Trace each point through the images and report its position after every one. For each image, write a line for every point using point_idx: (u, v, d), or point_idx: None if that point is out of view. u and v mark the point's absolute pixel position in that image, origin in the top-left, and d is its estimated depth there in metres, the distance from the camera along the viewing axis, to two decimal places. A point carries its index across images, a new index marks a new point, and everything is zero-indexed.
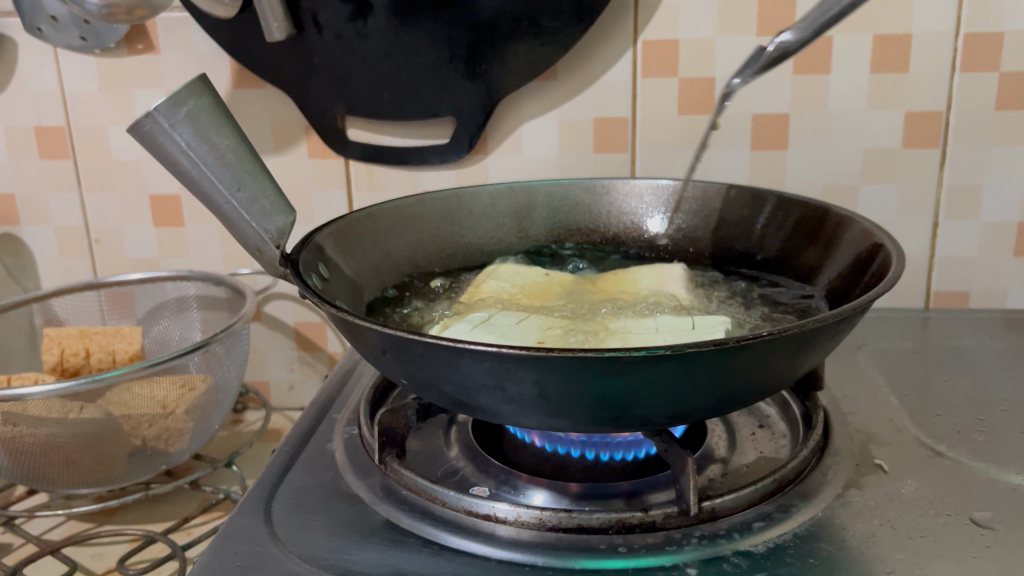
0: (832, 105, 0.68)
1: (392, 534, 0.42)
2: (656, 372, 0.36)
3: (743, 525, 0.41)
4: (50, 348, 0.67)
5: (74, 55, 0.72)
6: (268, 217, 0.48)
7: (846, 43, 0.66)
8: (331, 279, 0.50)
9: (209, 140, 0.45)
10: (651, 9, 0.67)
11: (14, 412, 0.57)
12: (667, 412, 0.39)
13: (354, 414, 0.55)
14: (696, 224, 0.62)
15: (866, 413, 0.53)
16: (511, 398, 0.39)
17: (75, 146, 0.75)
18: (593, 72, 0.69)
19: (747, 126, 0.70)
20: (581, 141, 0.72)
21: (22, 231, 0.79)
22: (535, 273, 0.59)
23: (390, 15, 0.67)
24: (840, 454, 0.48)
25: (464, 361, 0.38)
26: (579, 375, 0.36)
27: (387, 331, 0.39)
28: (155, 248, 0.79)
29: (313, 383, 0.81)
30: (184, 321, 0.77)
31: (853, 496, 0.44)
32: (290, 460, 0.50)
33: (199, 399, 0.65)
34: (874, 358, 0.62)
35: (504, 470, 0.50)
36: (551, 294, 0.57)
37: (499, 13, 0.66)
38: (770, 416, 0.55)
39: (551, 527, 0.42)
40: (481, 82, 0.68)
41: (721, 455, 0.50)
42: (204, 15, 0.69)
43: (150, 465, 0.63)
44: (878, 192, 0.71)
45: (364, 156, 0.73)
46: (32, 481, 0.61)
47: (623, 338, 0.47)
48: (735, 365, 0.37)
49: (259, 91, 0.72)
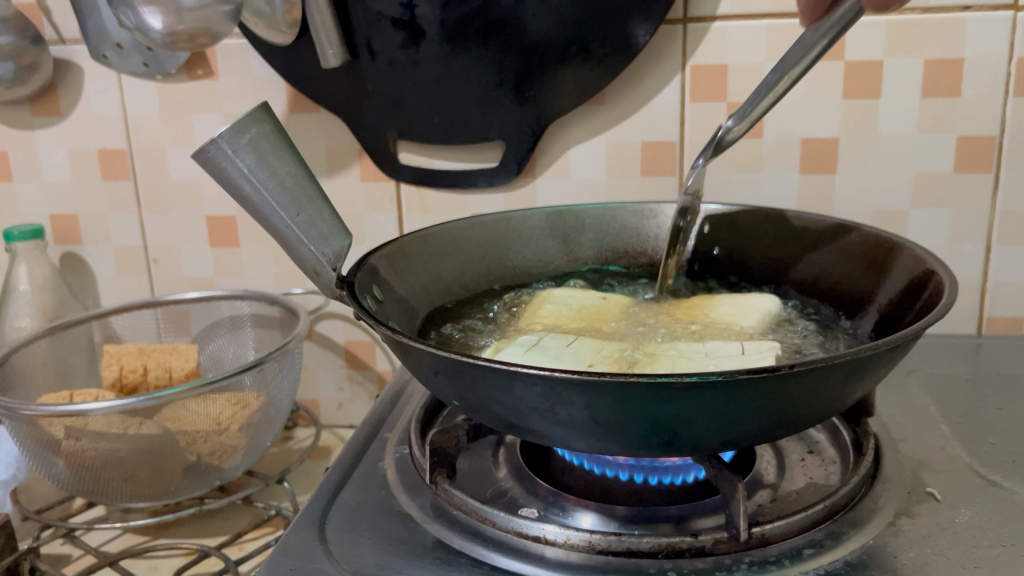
0: (882, 129, 0.68)
1: (442, 554, 0.43)
2: (706, 399, 0.37)
3: (794, 552, 0.41)
4: (109, 365, 0.69)
5: (137, 81, 0.75)
6: (325, 241, 0.49)
7: (897, 68, 0.66)
8: (384, 301, 0.51)
9: (271, 166, 0.47)
10: (700, 33, 0.67)
11: (77, 426, 0.59)
12: (717, 438, 0.40)
13: (405, 433, 0.56)
14: (745, 249, 0.62)
15: (918, 440, 0.53)
16: (562, 421, 0.39)
17: (136, 168, 0.78)
18: (641, 96, 0.70)
19: (795, 149, 0.69)
20: (629, 165, 0.72)
21: (84, 250, 0.81)
22: (591, 297, 0.59)
23: (442, 42, 0.68)
24: (891, 482, 0.47)
25: (516, 384, 0.38)
26: (631, 401, 0.37)
27: (441, 354, 0.40)
28: (211, 268, 0.81)
29: (361, 402, 0.82)
30: (238, 339, 0.79)
31: (905, 524, 0.43)
32: (342, 478, 0.51)
33: (252, 417, 0.66)
34: (925, 384, 0.62)
35: (552, 492, 0.50)
36: (600, 318, 0.57)
37: (547, 40, 0.67)
38: (819, 442, 0.54)
39: (601, 550, 0.42)
40: (531, 106, 0.70)
41: (770, 481, 0.50)
42: (262, 42, 0.71)
43: (205, 480, 0.65)
44: (929, 217, 0.70)
45: (415, 180, 0.74)
46: (91, 494, 0.63)
47: (673, 362, 0.48)
48: (786, 391, 0.37)
49: (313, 115, 0.74)
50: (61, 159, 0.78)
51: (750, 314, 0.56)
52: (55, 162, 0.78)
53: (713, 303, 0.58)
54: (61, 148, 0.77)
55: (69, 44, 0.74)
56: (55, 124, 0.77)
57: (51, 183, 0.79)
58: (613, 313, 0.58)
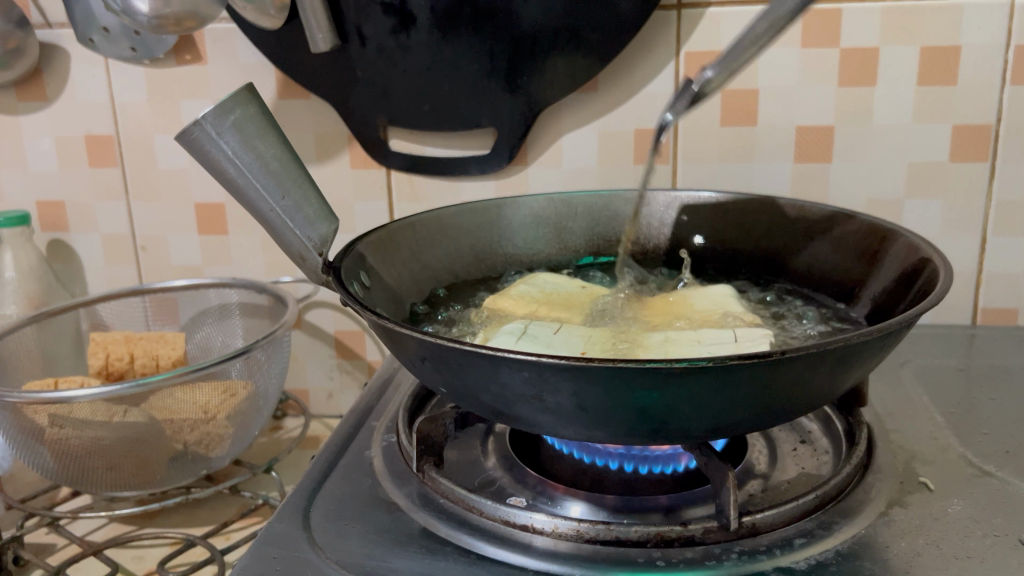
0: (877, 117, 0.67)
1: (429, 543, 0.43)
2: (694, 386, 0.36)
3: (784, 542, 0.41)
4: (95, 353, 0.68)
5: (124, 66, 0.74)
6: (312, 225, 0.48)
7: (893, 56, 0.66)
8: (371, 287, 0.50)
9: (256, 148, 0.46)
10: (694, 21, 0.67)
11: (61, 414, 0.58)
12: (707, 426, 0.39)
13: (393, 422, 0.55)
14: (738, 237, 0.61)
15: (911, 430, 0.52)
16: (549, 408, 0.39)
17: (123, 155, 0.77)
18: (634, 84, 0.69)
19: (790, 138, 0.69)
20: (622, 153, 0.71)
21: (71, 238, 0.80)
22: (570, 285, 0.59)
23: (433, 28, 0.67)
24: (883, 471, 0.47)
25: (503, 370, 0.38)
26: (618, 387, 0.36)
27: (427, 340, 0.39)
28: (199, 256, 0.80)
29: (351, 391, 0.82)
30: (227, 328, 0.78)
31: (897, 514, 0.43)
32: (329, 466, 0.50)
33: (240, 405, 0.65)
34: (919, 374, 0.61)
35: (541, 481, 0.50)
36: (576, 305, 0.57)
37: (538, 26, 0.66)
38: (811, 432, 0.54)
39: (589, 539, 0.41)
40: (523, 94, 0.69)
41: (761, 470, 0.49)
42: (251, 26, 0.70)
43: (192, 469, 0.64)
44: (924, 206, 0.70)
45: (406, 167, 0.73)
46: (76, 483, 0.62)
47: (665, 348, 0.47)
48: (776, 379, 0.37)
49: (303, 102, 0.73)
50: (47, 145, 0.77)
51: (736, 301, 0.56)
52: (41, 149, 0.77)
53: (699, 294, 0.57)
54: (47, 134, 0.77)
55: (55, 28, 0.73)
56: (41, 110, 0.76)
57: (37, 169, 0.78)
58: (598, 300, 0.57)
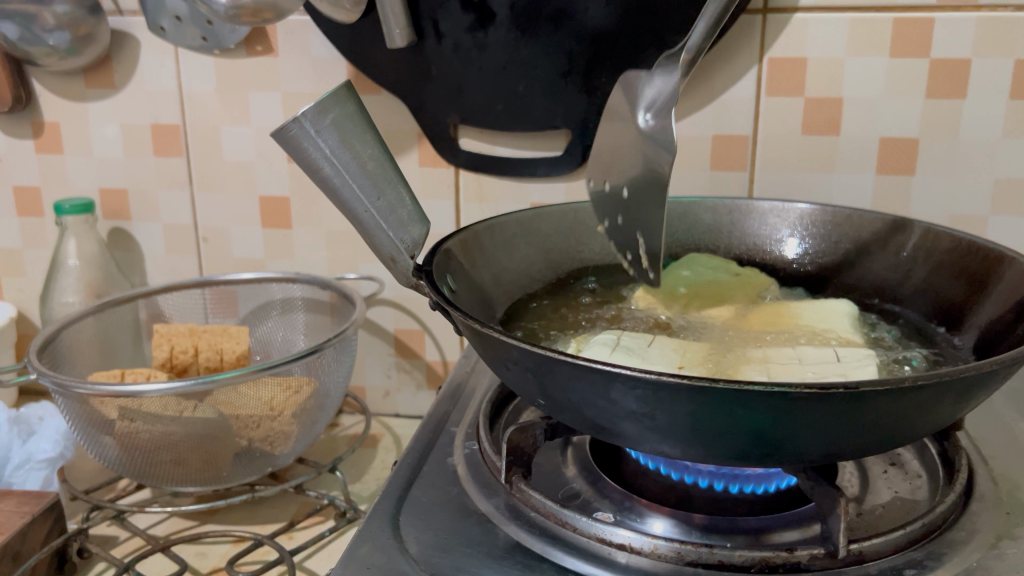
0: (965, 132, 0.66)
1: (523, 558, 0.42)
2: (819, 412, 0.35)
3: (894, 572, 0.39)
4: (160, 345, 0.68)
5: (194, 55, 0.73)
6: (404, 228, 0.47)
7: (984, 68, 0.64)
8: (461, 290, 0.50)
9: (354, 148, 0.45)
10: (778, 27, 0.65)
11: (130, 407, 0.58)
12: (821, 452, 0.38)
13: (472, 429, 0.54)
14: (824, 250, 0.61)
15: (1009, 456, 0.50)
16: (660, 427, 0.38)
17: (189, 145, 0.76)
18: (714, 89, 0.67)
19: (872, 150, 0.67)
20: (698, 158, 0.70)
21: (132, 227, 0.80)
22: (728, 274, 0.60)
23: (511, 26, 0.66)
24: (986, 500, 0.45)
25: (615, 386, 0.37)
26: (739, 410, 0.35)
27: (534, 351, 0.38)
28: (261, 249, 0.79)
29: (408, 390, 0.81)
30: (288, 323, 0.78)
31: (1008, 547, 0.41)
32: (411, 473, 0.49)
33: (305, 403, 0.64)
34: (1008, 397, 0.59)
35: (626, 495, 0.49)
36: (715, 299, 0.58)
37: (620, 28, 0.64)
38: (902, 455, 0.52)
39: (690, 561, 0.40)
40: (600, 96, 0.67)
41: (853, 494, 0.48)
42: (324, 19, 0.69)
43: (256, 466, 0.64)
44: (1009, 223, 0.68)
45: (475, 167, 0.72)
46: (141, 476, 0.62)
47: (766, 369, 0.46)
48: (901, 407, 0.36)
49: (374, 97, 0.72)
50: (114, 133, 0.77)
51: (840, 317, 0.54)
52: (107, 136, 0.77)
53: (793, 311, 0.55)
54: (113, 122, 0.76)
55: (126, 16, 0.72)
56: (109, 97, 0.75)
57: (102, 157, 0.77)
58: (729, 296, 0.58)
